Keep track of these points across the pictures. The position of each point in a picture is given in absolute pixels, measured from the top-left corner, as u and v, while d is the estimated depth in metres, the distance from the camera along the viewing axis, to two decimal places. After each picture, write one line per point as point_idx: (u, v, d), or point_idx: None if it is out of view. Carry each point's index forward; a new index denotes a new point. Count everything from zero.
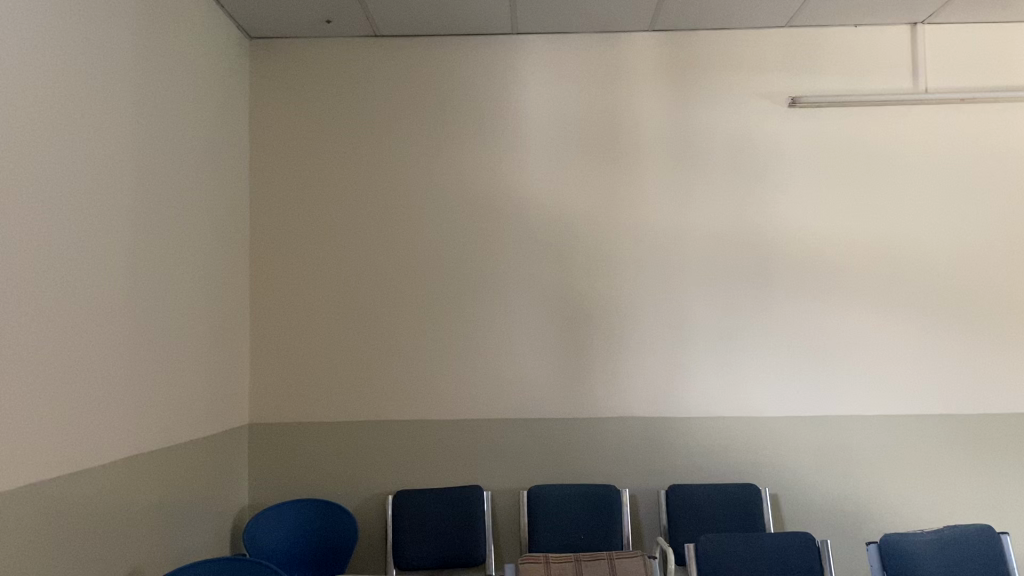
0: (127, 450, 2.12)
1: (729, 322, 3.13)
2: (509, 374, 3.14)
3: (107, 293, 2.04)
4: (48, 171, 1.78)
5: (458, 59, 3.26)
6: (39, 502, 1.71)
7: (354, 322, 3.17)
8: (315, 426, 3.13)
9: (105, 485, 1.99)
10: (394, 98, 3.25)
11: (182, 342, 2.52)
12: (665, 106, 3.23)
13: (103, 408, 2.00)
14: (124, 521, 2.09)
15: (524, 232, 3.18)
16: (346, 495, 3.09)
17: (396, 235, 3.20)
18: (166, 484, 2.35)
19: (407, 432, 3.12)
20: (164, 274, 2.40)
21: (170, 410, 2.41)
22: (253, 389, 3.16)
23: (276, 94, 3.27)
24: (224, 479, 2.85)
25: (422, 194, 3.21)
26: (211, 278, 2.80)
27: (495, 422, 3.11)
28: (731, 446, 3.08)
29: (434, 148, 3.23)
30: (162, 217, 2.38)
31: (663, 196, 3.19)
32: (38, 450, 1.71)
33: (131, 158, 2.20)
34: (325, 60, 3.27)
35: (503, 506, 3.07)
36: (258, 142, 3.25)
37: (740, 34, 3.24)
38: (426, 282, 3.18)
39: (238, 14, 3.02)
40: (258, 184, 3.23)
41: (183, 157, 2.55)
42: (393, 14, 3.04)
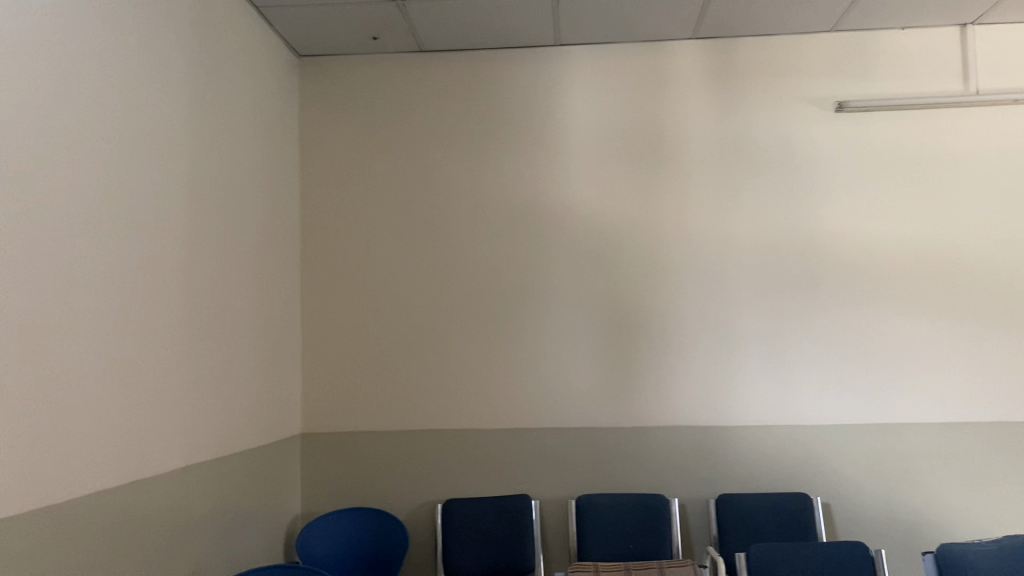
0: (183, 459, 2.18)
1: (778, 330, 3.10)
2: (556, 383, 3.15)
3: (162, 307, 2.10)
4: (105, 190, 1.85)
5: (502, 72, 3.30)
6: (100, 509, 1.77)
7: (403, 332, 3.21)
8: (366, 436, 3.17)
9: (162, 494, 2.05)
10: (440, 112, 3.30)
11: (236, 353, 2.59)
12: (710, 113, 3.22)
13: (161, 418, 2.06)
14: (182, 528, 2.15)
15: (570, 241, 3.20)
16: (396, 504, 3.12)
17: (443, 248, 3.23)
18: (221, 492, 2.40)
19: (455, 441, 3.14)
20: (218, 287, 2.46)
21: (224, 420, 2.47)
22: (305, 399, 3.21)
23: (325, 110, 3.33)
24: (277, 487, 2.90)
25: (468, 204, 3.25)
26: (263, 290, 2.86)
27: (543, 431, 3.12)
28: (782, 454, 3.05)
29: (479, 159, 3.27)
30: (214, 232, 2.45)
31: (708, 203, 3.18)
32: (98, 460, 1.77)
33: (185, 175, 2.26)
34: (372, 76, 3.33)
35: (552, 515, 3.07)
36: (308, 158, 3.31)
37: (785, 41, 3.22)
38: (473, 292, 3.20)
39: (287, 33, 3.09)
40: (308, 199, 3.29)
41: (235, 173, 2.62)
42: (437, 29, 3.09)
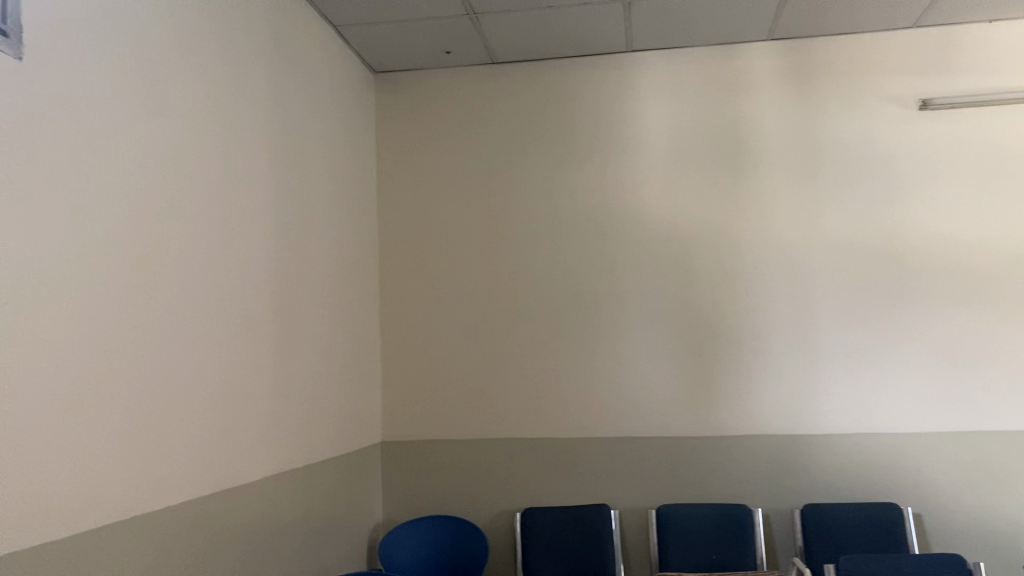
0: (268, 466, 2.24)
1: (862, 335, 3.02)
2: (634, 391, 3.12)
3: (247, 319, 2.17)
4: (191, 207, 1.92)
5: (575, 81, 3.30)
6: (191, 515, 1.83)
7: (479, 342, 3.23)
8: (445, 446, 3.20)
9: (249, 500, 2.11)
10: (513, 123, 3.32)
11: (318, 364, 2.64)
12: (787, 115, 3.17)
13: (246, 427, 2.13)
14: (268, 534, 2.21)
15: (645, 249, 3.18)
16: (475, 513, 3.14)
17: (519, 257, 3.25)
18: (305, 499, 2.46)
19: (533, 450, 3.14)
20: (299, 299, 2.52)
21: (307, 429, 2.52)
22: (385, 409, 3.26)
23: (401, 124, 3.39)
24: (359, 496, 2.95)
25: (542, 214, 3.26)
26: (344, 303, 2.92)
27: (622, 440, 3.10)
28: (869, 463, 2.96)
29: (552, 169, 3.28)
30: (296, 247, 2.52)
31: (786, 207, 3.12)
32: (188, 467, 1.84)
33: (267, 191, 2.33)
34: (446, 89, 3.38)
35: (632, 525, 3.04)
36: (385, 172, 3.38)
37: (865, 39, 3.14)
38: (549, 301, 3.21)
39: (363, 50, 3.16)
40: (385, 213, 3.36)
41: (314, 188, 2.69)
42: (508, 41, 3.12)
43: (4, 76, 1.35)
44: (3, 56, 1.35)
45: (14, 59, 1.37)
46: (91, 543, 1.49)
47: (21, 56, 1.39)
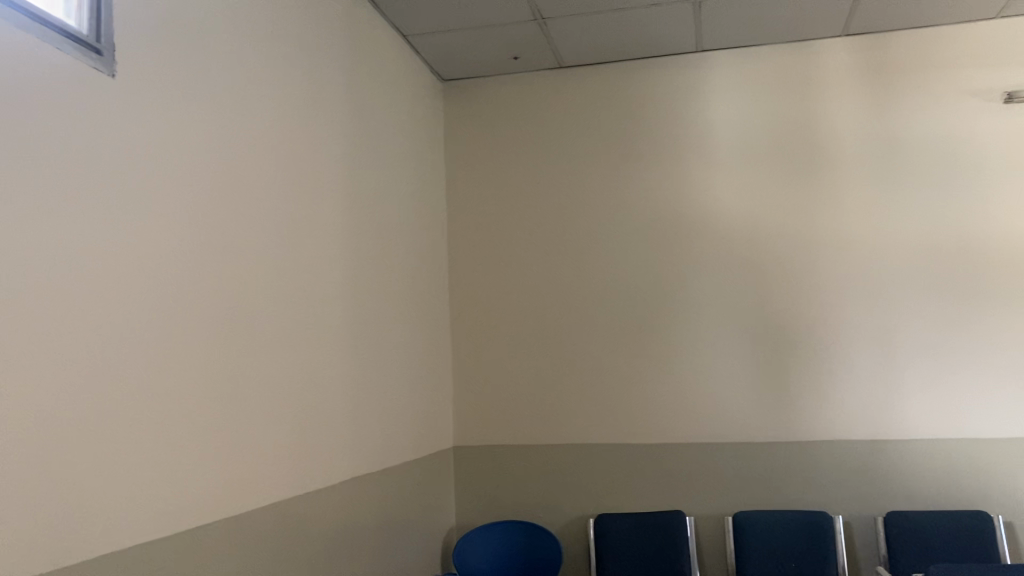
0: (344, 470, 2.27)
1: (946, 337, 2.92)
2: (707, 396, 3.08)
3: (323, 325, 2.21)
4: (270, 216, 1.97)
5: (644, 82, 3.28)
6: (272, 517, 1.87)
7: (550, 347, 3.23)
8: (517, 451, 3.20)
9: (327, 504, 2.15)
10: (582, 126, 3.31)
11: (392, 369, 2.68)
12: (863, 112, 3.09)
13: (323, 431, 2.16)
14: (345, 537, 2.24)
15: (717, 251, 3.13)
16: (548, 519, 3.13)
17: (589, 261, 3.23)
18: (380, 502, 2.49)
19: (607, 456, 3.12)
20: (373, 305, 2.56)
21: (382, 434, 2.56)
22: (457, 415, 3.28)
23: (469, 131, 3.42)
24: (433, 501, 2.98)
25: (611, 218, 3.24)
26: (416, 308, 2.95)
27: (696, 446, 3.06)
28: (955, 469, 2.85)
29: (621, 172, 3.26)
30: (369, 253, 2.55)
31: (863, 207, 3.04)
32: (269, 471, 1.88)
33: (340, 198, 2.37)
34: (513, 95, 3.39)
35: (708, 532, 2.99)
36: (454, 178, 3.40)
37: (945, 31, 3.04)
38: (620, 305, 3.19)
39: (432, 58, 3.20)
40: (455, 220, 3.38)
41: (386, 195, 2.72)
42: (576, 44, 3.11)
43: (98, 93, 1.40)
44: (98, 73, 1.41)
45: (108, 76, 1.43)
46: (182, 544, 1.54)
47: (115, 73, 1.45)
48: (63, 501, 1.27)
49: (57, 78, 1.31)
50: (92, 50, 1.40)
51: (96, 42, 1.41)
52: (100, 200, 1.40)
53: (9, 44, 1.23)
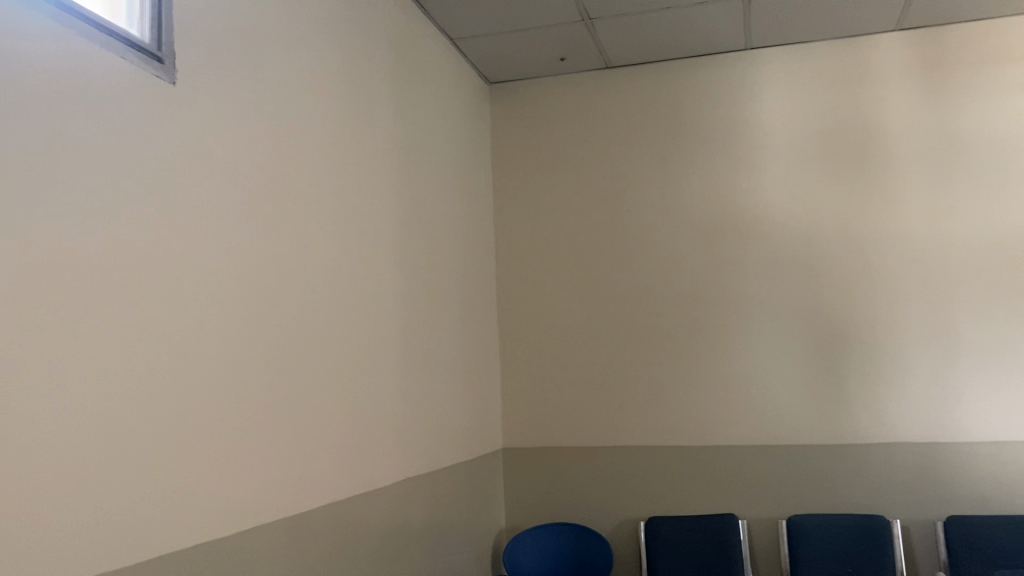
0: (395, 471, 2.29)
1: (1006, 336, 2.85)
2: (759, 398, 3.04)
3: (374, 327, 2.23)
4: (322, 219, 2.00)
5: (691, 82, 3.25)
6: (327, 517, 1.89)
7: (599, 349, 3.21)
8: (566, 453, 3.19)
9: (379, 504, 2.16)
10: (628, 126, 3.30)
11: (441, 369, 2.69)
12: (917, 107, 3.03)
13: (374, 432, 2.18)
14: (397, 537, 2.25)
15: (767, 250, 3.10)
16: (598, 522, 3.11)
17: (637, 262, 3.22)
18: (431, 502, 2.50)
19: (657, 458, 3.10)
20: (422, 306, 2.57)
21: (432, 434, 2.57)
22: (505, 416, 3.29)
23: (515, 132, 3.42)
24: (483, 502, 2.99)
25: (659, 218, 3.22)
26: (465, 310, 2.96)
27: (748, 448, 3.02)
28: (1018, 472, 2.77)
29: (668, 172, 3.23)
30: (419, 255, 2.57)
31: (918, 204, 2.98)
32: (323, 471, 1.91)
33: (390, 201, 2.39)
34: (559, 96, 3.39)
35: (761, 536, 2.95)
36: (501, 181, 3.41)
37: (1003, 23, 2.97)
38: (668, 305, 3.16)
39: (479, 61, 3.21)
40: (502, 222, 3.39)
41: (435, 198, 2.74)
42: (623, 44, 3.10)
43: (159, 101, 1.44)
44: (160, 81, 1.44)
45: (169, 83, 1.47)
46: (242, 543, 1.57)
47: (175, 81, 1.49)
48: (129, 500, 1.30)
49: (121, 87, 1.35)
50: (154, 59, 1.44)
51: (157, 50, 1.45)
52: (162, 205, 1.43)
53: (77, 54, 1.26)
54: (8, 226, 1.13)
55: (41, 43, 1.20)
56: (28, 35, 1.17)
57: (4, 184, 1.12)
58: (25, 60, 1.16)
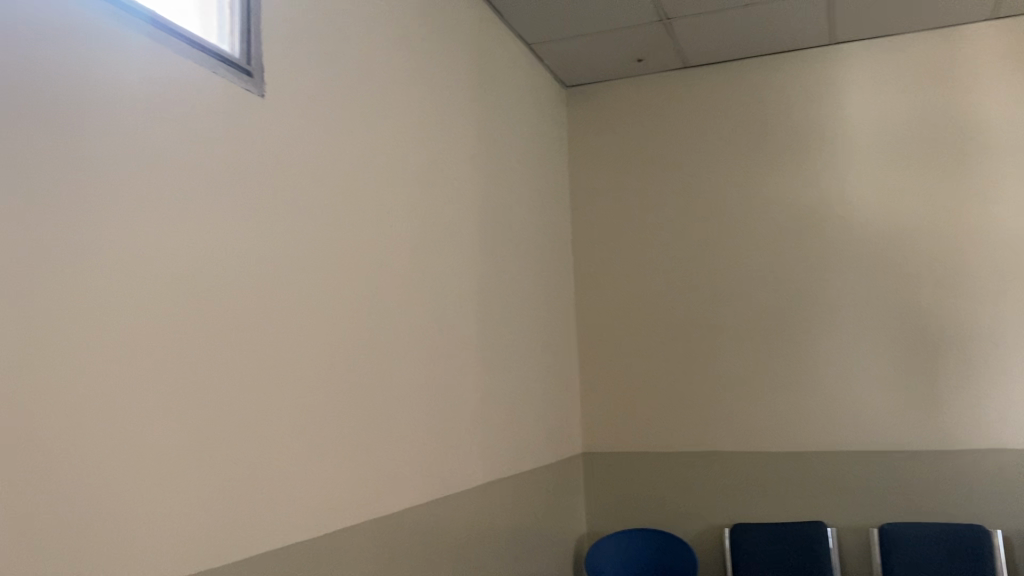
0: (477, 474, 2.30)
1: None
2: (847, 402, 2.95)
3: (455, 331, 2.25)
4: (404, 226, 2.03)
5: (771, 79, 3.19)
6: (411, 519, 1.92)
7: (679, 352, 3.18)
8: (647, 458, 3.16)
9: (462, 506, 2.18)
10: (707, 126, 3.25)
11: (522, 373, 2.70)
12: (1013, 98, 2.90)
13: (456, 435, 2.20)
14: (480, 540, 2.27)
15: (853, 250, 3.01)
16: (681, 528, 3.07)
17: (717, 264, 3.17)
18: (512, 506, 2.51)
19: (741, 463, 3.04)
20: (502, 310, 2.59)
21: (513, 438, 2.58)
22: (586, 420, 3.28)
23: (592, 136, 3.42)
24: (564, 507, 2.98)
25: (739, 219, 3.16)
26: (544, 314, 2.96)
27: (835, 453, 2.94)
28: None
29: (749, 172, 3.18)
30: (498, 260, 2.59)
31: (1015, 200, 2.85)
32: (407, 474, 1.93)
33: (469, 207, 2.42)
34: (636, 97, 3.37)
35: (851, 545, 2.87)
36: (578, 184, 3.41)
37: None
38: (751, 307, 3.11)
39: (555, 66, 3.21)
40: (580, 226, 3.38)
41: (513, 202, 2.75)
42: (701, 44, 3.06)
43: (249, 112, 1.49)
44: (249, 94, 1.49)
45: (258, 96, 1.51)
46: (331, 544, 1.60)
47: (264, 93, 1.53)
48: (225, 500, 1.34)
49: (213, 101, 1.40)
50: (243, 72, 1.48)
51: (247, 64, 1.49)
52: (250, 214, 1.48)
53: (172, 71, 1.31)
54: (111, 237, 1.17)
55: (140, 60, 1.25)
56: (128, 53, 1.23)
57: (107, 197, 1.17)
58: (125, 77, 1.22)
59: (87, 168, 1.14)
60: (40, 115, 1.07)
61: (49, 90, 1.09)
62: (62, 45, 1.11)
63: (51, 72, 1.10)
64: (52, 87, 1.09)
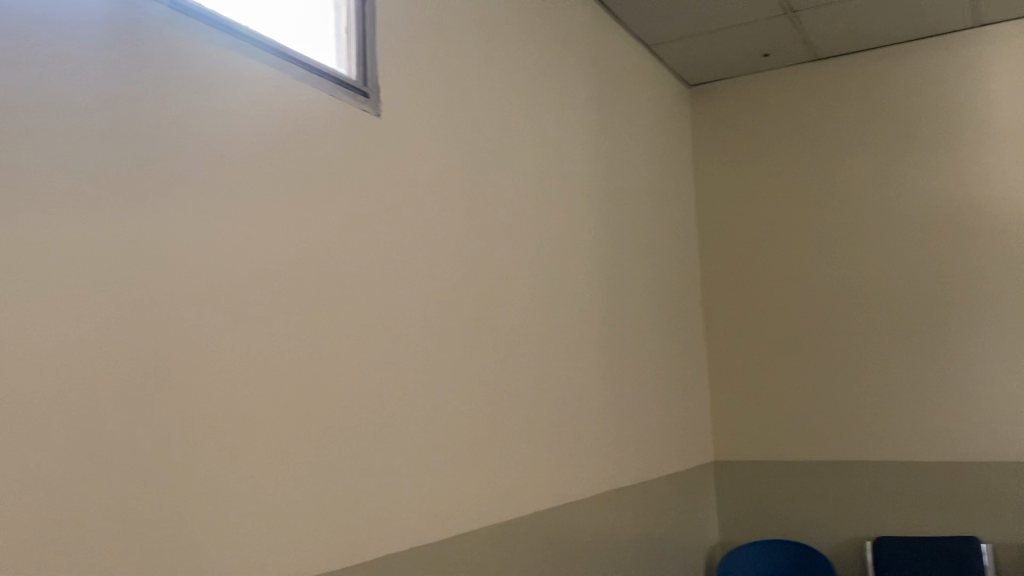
0: (603, 480, 2.29)
1: None
2: (1000, 408, 2.75)
3: (578, 338, 2.25)
4: (524, 234, 2.04)
5: (909, 67, 3.02)
6: (538, 525, 1.93)
7: (814, 356, 3.05)
8: (782, 466, 3.05)
9: (589, 512, 2.18)
10: (840, 120, 3.11)
11: (648, 378, 2.67)
12: None
13: (581, 442, 2.20)
14: (609, 545, 2.26)
15: (1005, 245, 2.80)
16: (820, 539, 2.95)
17: (854, 263, 3.02)
18: (641, 512, 2.49)
19: (884, 472, 2.89)
20: (626, 315, 2.56)
21: (641, 443, 2.56)
22: (716, 426, 3.20)
23: (718, 134, 3.33)
24: (695, 514, 2.93)
25: (877, 215, 3.00)
26: (670, 318, 2.92)
27: (989, 464, 2.74)
28: None
29: (886, 165, 3.01)
30: (621, 264, 2.56)
31: None
32: (532, 481, 1.94)
33: (590, 212, 2.41)
34: (764, 93, 3.26)
35: (1008, 564, 2.67)
36: (704, 184, 3.33)
37: None
38: (891, 308, 2.94)
39: (677, 65, 3.15)
40: (707, 227, 3.30)
41: (635, 205, 2.72)
42: (830, 34, 2.92)
43: (367, 132, 1.53)
44: (366, 115, 1.53)
45: (375, 116, 1.55)
46: (459, 551, 1.63)
47: (380, 113, 1.57)
48: (353, 509, 1.38)
49: (332, 123, 1.45)
50: (361, 94, 1.52)
51: (363, 86, 1.53)
52: (371, 230, 1.52)
53: (293, 96, 1.36)
54: (238, 258, 1.23)
55: (261, 87, 1.30)
56: (250, 81, 1.28)
57: (234, 220, 1.23)
58: (248, 105, 1.27)
59: (213, 194, 1.20)
60: (168, 144, 1.14)
61: (175, 121, 1.15)
62: (186, 77, 1.18)
63: (178, 103, 1.16)
64: (178, 116, 1.16)
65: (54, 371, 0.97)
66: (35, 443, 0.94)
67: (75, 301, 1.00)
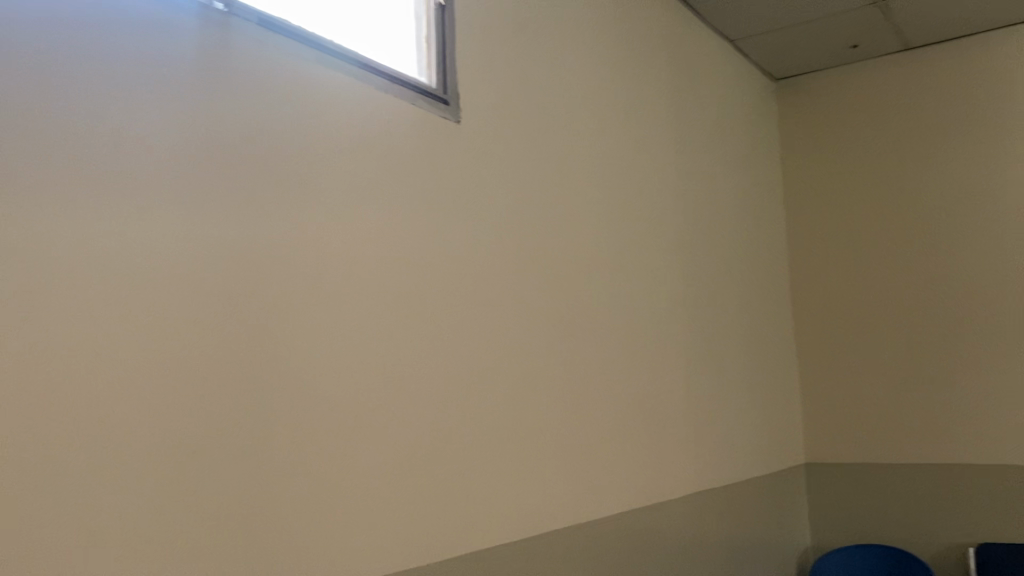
0: (690, 479, 2.28)
1: None
2: None
3: (662, 337, 2.24)
4: (605, 234, 2.05)
5: (1009, 52, 2.87)
6: (623, 525, 1.93)
7: (910, 355, 2.95)
8: (878, 468, 2.96)
9: (676, 512, 2.17)
10: (935, 110, 3.00)
11: (737, 376, 2.63)
12: None
13: (667, 441, 2.19)
14: (697, 545, 2.24)
15: None
16: (919, 544, 2.86)
17: (951, 258, 2.90)
18: (730, 513, 2.46)
19: (986, 476, 2.76)
20: (713, 314, 2.53)
21: (729, 442, 2.52)
22: (808, 426, 3.13)
23: (807, 128, 3.26)
24: (787, 516, 2.87)
25: (975, 208, 2.88)
26: (758, 316, 2.87)
27: None
28: None
29: (985, 155, 2.88)
30: (707, 262, 2.53)
31: None
32: (616, 480, 1.94)
33: (674, 210, 2.39)
34: (854, 85, 3.17)
35: None
36: (793, 180, 3.27)
37: None
38: (992, 305, 2.81)
39: (762, 60, 3.11)
40: (796, 223, 3.24)
41: (721, 201, 2.68)
42: (922, 22, 2.82)
43: (447, 138, 1.56)
44: (445, 121, 1.56)
45: (454, 122, 1.58)
46: (542, 549, 1.65)
47: (460, 119, 1.60)
48: (437, 506, 1.41)
49: (413, 131, 1.48)
50: (441, 102, 1.56)
51: (443, 93, 1.57)
52: (453, 233, 1.55)
53: (374, 106, 1.41)
54: (323, 264, 1.27)
55: (346, 98, 1.35)
56: (335, 93, 1.33)
57: (320, 227, 1.28)
58: (331, 115, 1.32)
59: (299, 202, 1.25)
60: (257, 155, 1.19)
61: (264, 133, 1.21)
62: (274, 91, 1.23)
63: (267, 116, 1.22)
64: (267, 128, 1.21)
65: (155, 373, 1.03)
66: (138, 439, 1.00)
67: (174, 306, 1.06)
